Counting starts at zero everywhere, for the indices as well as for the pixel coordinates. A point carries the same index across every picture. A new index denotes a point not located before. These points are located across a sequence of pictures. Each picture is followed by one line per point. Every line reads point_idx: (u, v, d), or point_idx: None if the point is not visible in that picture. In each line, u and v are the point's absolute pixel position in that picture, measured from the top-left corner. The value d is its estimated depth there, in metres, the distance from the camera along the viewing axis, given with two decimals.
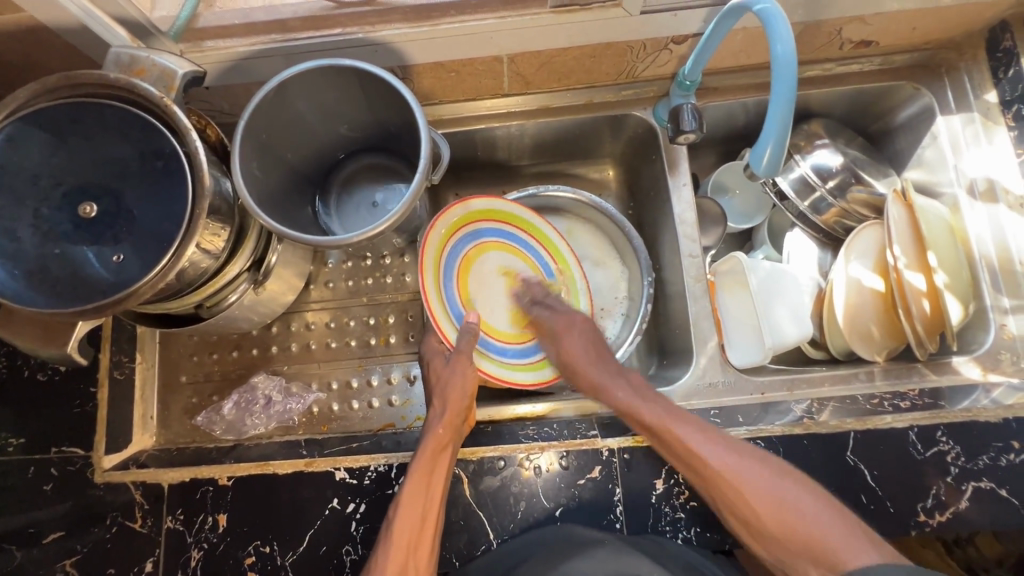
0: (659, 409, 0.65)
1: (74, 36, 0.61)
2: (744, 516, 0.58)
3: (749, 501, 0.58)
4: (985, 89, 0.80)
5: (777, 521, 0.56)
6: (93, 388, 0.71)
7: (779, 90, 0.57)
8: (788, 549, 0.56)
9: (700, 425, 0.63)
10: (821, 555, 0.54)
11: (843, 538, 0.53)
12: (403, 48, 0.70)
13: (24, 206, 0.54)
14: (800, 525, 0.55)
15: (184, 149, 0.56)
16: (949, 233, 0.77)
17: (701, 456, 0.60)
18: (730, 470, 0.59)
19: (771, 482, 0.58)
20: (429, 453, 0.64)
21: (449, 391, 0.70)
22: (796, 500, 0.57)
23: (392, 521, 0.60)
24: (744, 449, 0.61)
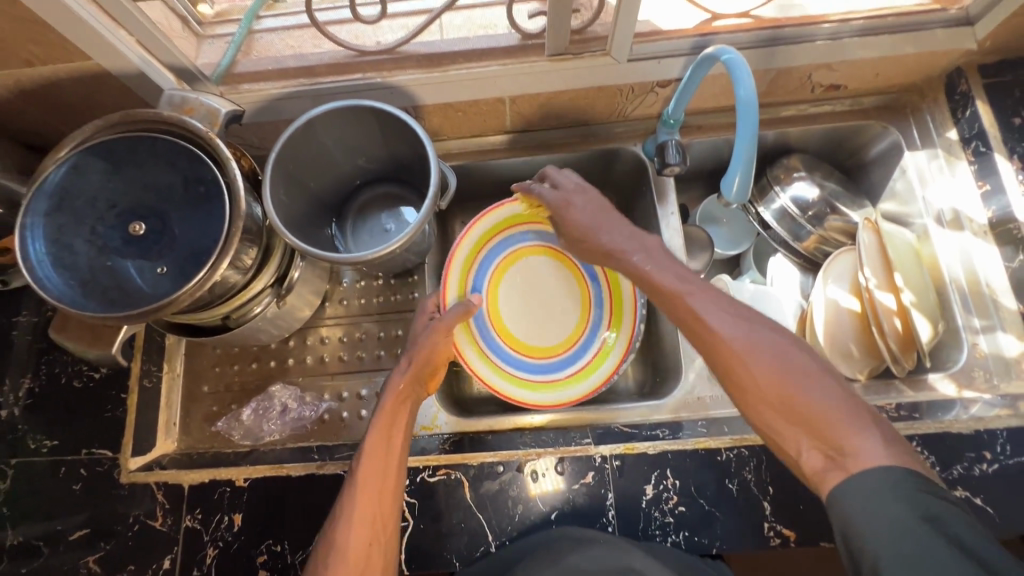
0: (672, 275, 0.65)
1: (131, 81, 0.70)
2: (740, 383, 0.56)
3: (754, 370, 0.55)
4: (947, 127, 0.87)
5: (777, 392, 0.53)
6: (123, 394, 0.78)
7: (744, 129, 0.64)
8: (781, 421, 0.53)
9: (714, 296, 0.61)
10: (819, 427, 0.50)
11: (846, 414, 0.50)
12: (416, 92, 0.79)
13: (83, 224, 0.62)
14: (803, 398, 0.52)
15: (224, 177, 0.64)
16: (914, 257, 0.83)
17: (710, 321, 0.59)
18: (741, 334, 0.57)
19: (779, 351, 0.55)
20: (391, 405, 0.68)
21: (417, 352, 0.73)
22: (804, 373, 0.53)
23: (355, 473, 0.64)
24: (760, 320, 0.58)
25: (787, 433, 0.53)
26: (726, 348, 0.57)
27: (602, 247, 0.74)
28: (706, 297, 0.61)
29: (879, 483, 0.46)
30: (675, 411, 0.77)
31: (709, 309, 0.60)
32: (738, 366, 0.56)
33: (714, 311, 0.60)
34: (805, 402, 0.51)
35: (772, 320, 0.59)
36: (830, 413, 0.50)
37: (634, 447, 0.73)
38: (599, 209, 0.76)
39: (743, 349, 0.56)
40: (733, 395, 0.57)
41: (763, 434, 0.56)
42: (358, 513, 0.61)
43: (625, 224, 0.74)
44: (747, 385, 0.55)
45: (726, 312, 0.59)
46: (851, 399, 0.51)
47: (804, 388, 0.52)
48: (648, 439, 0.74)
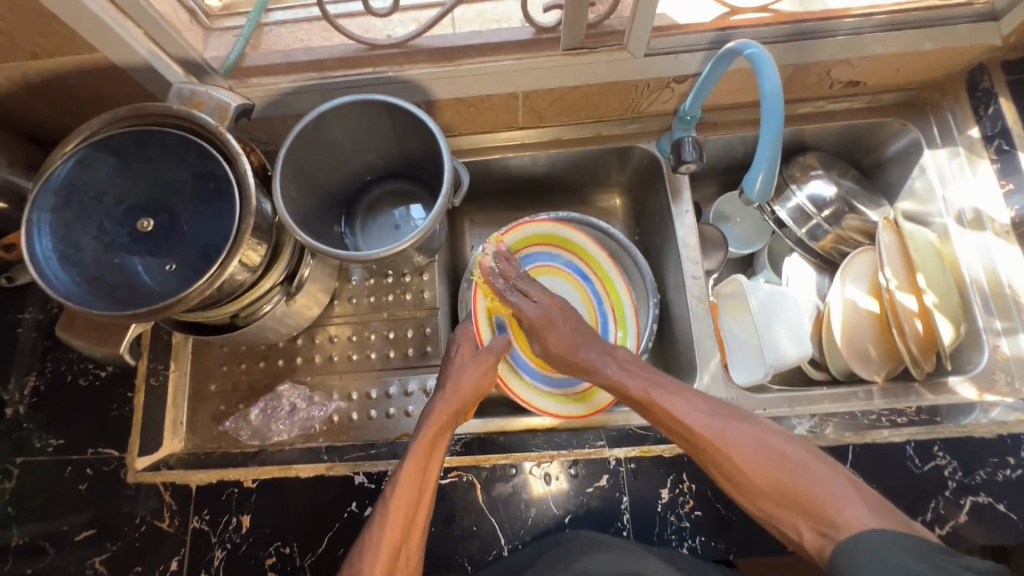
0: (644, 380, 0.70)
1: (139, 74, 0.69)
2: (735, 480, 0.62)
3: (740, 462, 0.61)
4: (968, 125, 0.85)
5: (769, 481, 0.60)
6: (130, 393, 0.77)
7: (769, 124, 0.63)
8: (779, 506, 0.60)
9: (684, 394, 0.67)
10: (812, 509, 0.57)
11: (835, 492, 0.57)
12: (428, 86, 0.77)
13: (90, 220, 0.60)
14: (793, 483, 0.59)
15: (234, 173, 0.62)
16: (936, 257, 0.81)
17: (690, 420, 0.65)
18: (721, 429, 0.63)
19: (760, 444, 0.62)
20: (429, 434, 0.67)
21: (460, 382, 0.72)
22: (793, 458, 0.60)
23: (388, 500, 0.63)
24: (731, 413, 0.65)
25: (786, 515, 0.59)
26: (714, 446, 0.63)
27: (578, 362, 0.76)
28: (675, 396, 0.67)
29: (876, 543, 0.52)
30: None
31: (683, 407, 0.66)
32: (729, 465, 0.62)
33: (691, 409, 0.65)
34: (798, 488, 0.58)
35: (742, 413, 0.66)
36: (821, 493, 0.57)
37: (649, 450, 0.71)
38: (574, 325, 0.79)
39: (725, 444, 0.62)
40: (726, 485, 0.63)
41: (762, 518, 0.62)
42: (387, 539, 0.60)
43: (599, 339, 0.78)
44: (740, 478, 0.62)
45: (700, 409, 0.65)
46: (836, 474, 0.58)
47: (795, 472, 0.59)
48: (664, 441, 0.72)
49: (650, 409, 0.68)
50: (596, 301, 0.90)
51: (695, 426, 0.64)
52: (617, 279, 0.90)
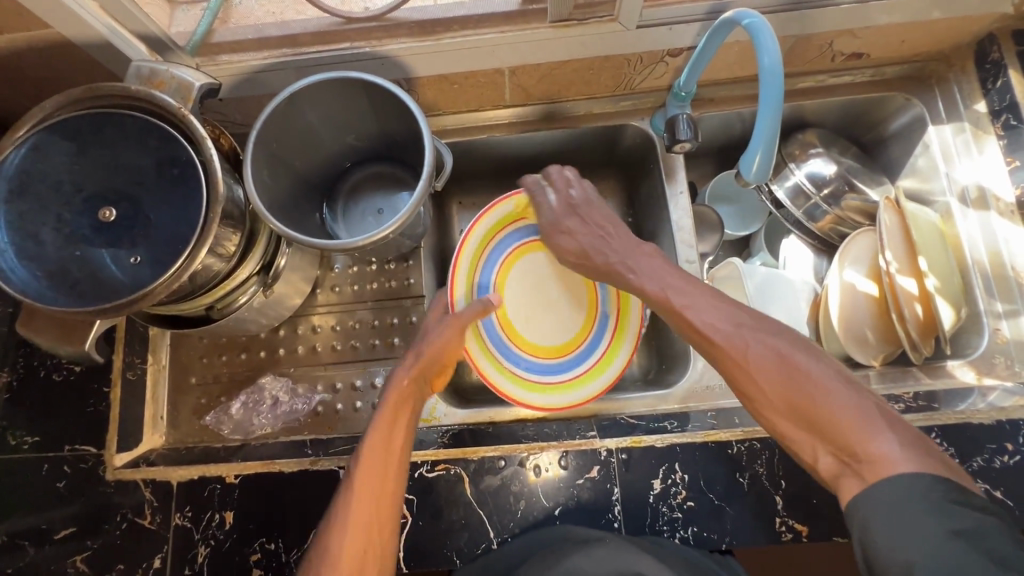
0: (669, 283, 0.67)
1: (96, 51, 0.64)
2: (749, 393, 0.57)
3: (756, 378, 0.56)
4: (975, 99, 0.81)
5: (786, 402, 0.53)
6: (106, 388, 0.74)
7: (767, 100, 0.59)
8: (796, 427, 0.53)
9: (714, 299, 0.63)
10: (831, 432, 0.50)
11: (861, 417, 0.49)
12: (408, 62, 0.73)
13: (48, 210, 0.57)
14: (812, 404, 0.52)
15: (200, 157, 0.59)
16: (939, 238, 0.78)
17: (711, 329, 0.60)
18: (743, 339, 0.58)
19: (784, 362, 0.55)
20: (392, 405, 0.66)
21: (426, 350, 0.70)
22: (814, 379, 0.53)
23: (353, 473, 0.61)
24: (761, 325, 0.59)
25: (803, 438, 0.52)
26: (728, 354, 0.58)
27: (604, 266, 0.74)
28: (702, 303, 0.63)
29: (899, 486, 0.44)
30: (683, 401, 0.75)
31: (707, 315, 0.62)
32: (745, 376, 0.57)
33: (710, 314, 0.62)
34: (817, 408, 0.51)
35: (779, 327, 0.59)
36: (843, 418, 0.49)
37: (640, 440, 0.70)
38: (597, 229, 0.76)
39: (744, 359, 0.57)
40: (747, 405, 0.58)
41: (780, 440, 0.56)
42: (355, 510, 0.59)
43: (627, 240, 0.74)
44: (755, 396, 0.56)
45: (725, 318, 0.60)
46: (866, 401, 0.50)
47: (815, 397, 0.52)
48: (655, 432, 0.71)
49: (671, 313, 0.65)
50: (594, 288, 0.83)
51: (715, 334, 0.60)
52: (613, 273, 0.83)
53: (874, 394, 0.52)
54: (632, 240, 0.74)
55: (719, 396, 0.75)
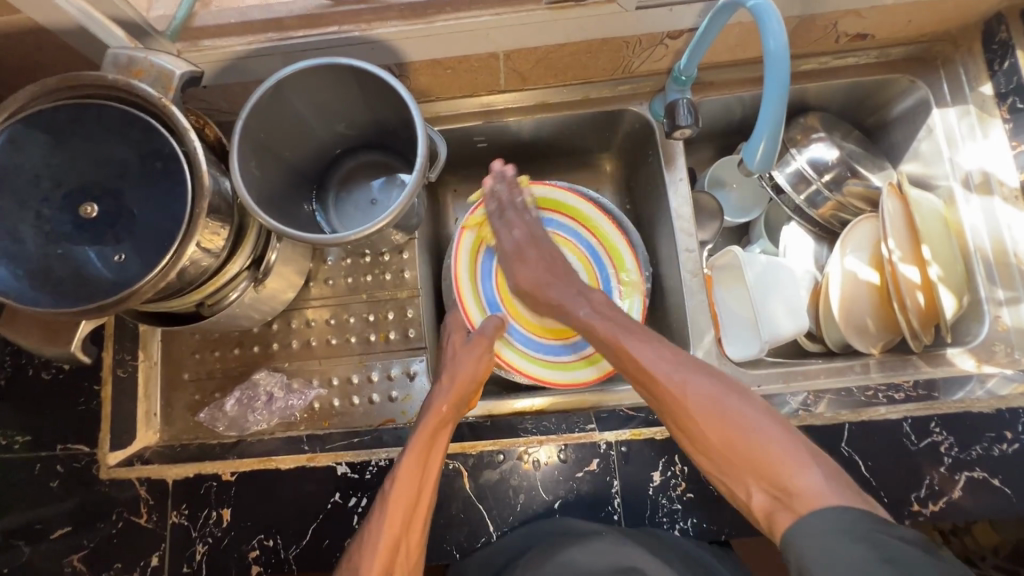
0: (613, 325, 0.69)
1: (72, 36, 0.61)
2: (688, 430, 0.60)
3: (695, 418, 0.59)
4: (981, 81, 0.80)
5: (722, 439, 0.57)
6: (97, 386, 0.73)
7: (772, 86, 0.57)
8: (732, 466, 0.57)
9: (654, 340, 0.66)
10: (765, 469, 0.54)
11: (789, 454, 0.54)
12: (399, 47, 0.70)
13: (26, 207, 0.54)
14: (746, 441, 0.56)
15: (183, 148, 0.57)
16: (943, 225, 0.77)
17: (653, 370, 0.63)
18: (685, 378, 0.61)
19: (720, 402, 0.59)
20: (431, 427, 0.65)
21: (459, 371, 0.70)
22: (748, 419, 0.57)
23: (388, 495, 0.61)
24: (697, 364, 0.63)
25: (736, 475, 0.57)
26: (670, 393, 0.61)
27: (552, 302, 0.75)
28: (644, 343, 0.65)
29: (826, 517, 0.48)
30: None
31: (647, 352, 0.65)
32: (683, 414, 0.60)
33: (649, 353, 0.65)
34: (752, 449, 0.55)
35: (708, 366, 0.63)
36: (776, 458, 0.54)
37: (640, 433, 0.69)
38: (547, 264, 0.76)
39: (683, 394, 0.60)
40: (684, 443, 0.61)
41: (713, 476, 0.60)
42: (386, 533, 0.59)
43: (571, 283, 0.75)
44: (693, 433, 0.59)
45: (663, 357, 0.63)
46: (792, 440, 0.55)
47: (750, 438, 0.56)
48: (655, 424, 0.70)
49: (616, 351, 0.67)
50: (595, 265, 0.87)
51: (658, 374, 0.62)
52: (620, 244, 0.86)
53: (797, 431, 0.58)
54: (576, 278, 0.76)
55: None
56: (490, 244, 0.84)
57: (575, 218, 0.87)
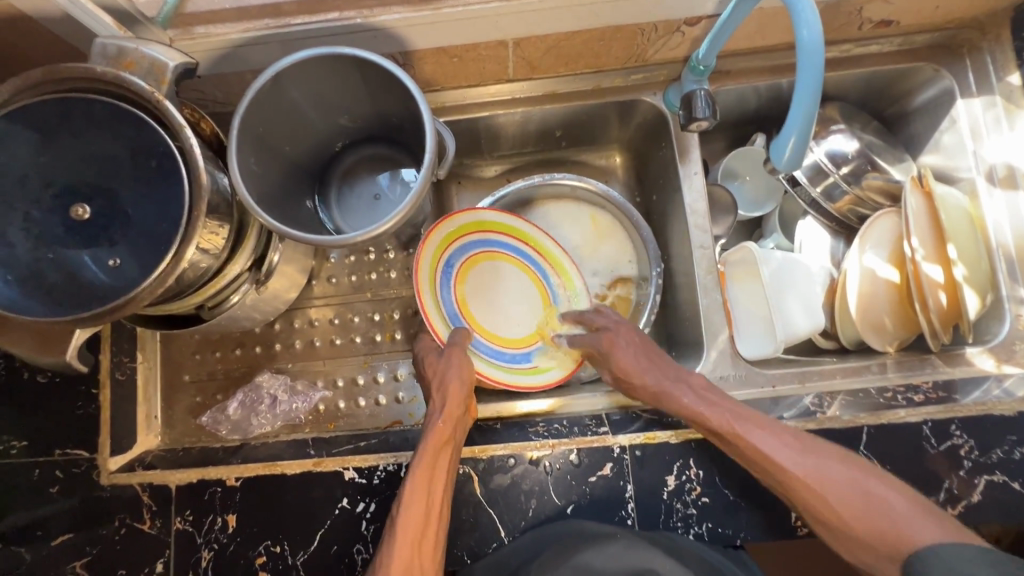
0: (727, 413, 0.63)
1: (56, 23, 0.58)
2: (825, 519, 0.58)
3: (837, 510, 0.57)
4: (1009, 71, 0.77)
5: (851, 516, 0.57)
6: (94, 390, 0.70)
7: (806, 78, 0.54)
8: (873, 552, 0.56)
9: (771, 428, 0.62)
10: (912, 556, 0.54)
11: (903, 514, 0.56)
12: (404, 34, 0.66)
13: (14, 209, 0.51)
14: (872, 516, 0.56)
15: (178, 144, 0.53)
16: (967, 222, 0.75)
17: (781, 462, 0.60)
18: (808, 456, 0.60)
19: (852, 488, 0.58)
20: (432, 446, 0.63)
21: (448, 383, 0.68)
22: (871, 491, 0.57)
23: (396, 519, 0.60)
24: (820, 454, 0.60)
25: (879, 560, 0.56)
26: (805, 486, 0.59)
27: (649, 389, 0.70)
28: (775, 440, 0.61)
29: (958, 551, 0.50)
30: None
31: (773, 445, 0.61)
32: (821, 505, 0.58)
33: (769, 442, 0.61)
34: (896, 536, 0.55)
35: (825, 447, 0.61)
36: (912, 533, 0.54)
37: (655, 436, 0.68)
38: (642, 349, 0.73)
39: (816, 482, 0.58)
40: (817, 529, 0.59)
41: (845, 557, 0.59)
42: (397, 557, 0.57)
43: (671, 365, 0.71)
44: (827, 514, 0.58)
45: (788, 447, 0.61)
46: (909, 500, 0.57)
47: (874, 509, 0.57)
48: (669, 427, 0.69)
49: (734, 443, 0.62)
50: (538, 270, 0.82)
51: (789, 467, 0.59)
52: (545, 240, 0.82)
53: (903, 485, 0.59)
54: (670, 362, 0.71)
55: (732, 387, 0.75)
56: (444, 305, 0.76)
57: (477, 223, 0.79)
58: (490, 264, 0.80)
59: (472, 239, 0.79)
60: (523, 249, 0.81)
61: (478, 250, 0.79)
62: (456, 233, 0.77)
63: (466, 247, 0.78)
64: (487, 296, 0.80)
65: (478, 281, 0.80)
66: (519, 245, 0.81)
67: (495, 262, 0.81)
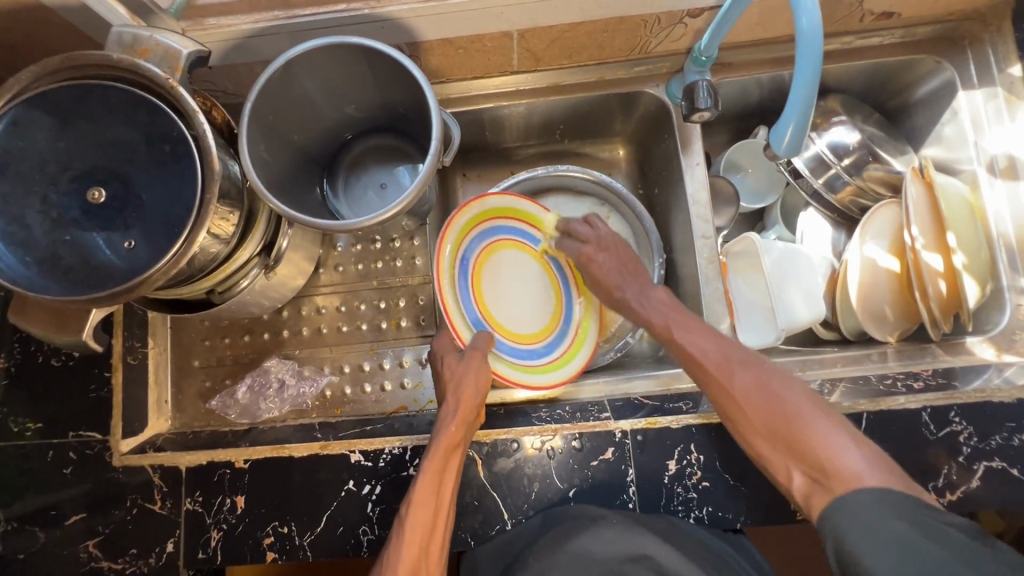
0: (663, 316, 0.71)
1: (73, 13, 0.59)
2: (736, 417, 0.60)
3: (744, 404, 0.59)
4: (1010, 62, 0.77)
5: (767, 426, 0.58)
6: (108, 373, 0.72)
7: (804, 67, 0.55)
8: (775, 450, 0.57)
9: (704, 326, 0.68)
10: (812, 459, 0.54)
11: (833, 441, 0.54)
12: (410, 24, 0.68)
13: (33, 192, 0.53)
14: (787, 427, 0.56)
15: (192, 131, 0.55)
16: (968, 211, 0.75)
17: (703, 356, 0.65)
18: (731, 367, 0.62)
19: (772, 391, 0.59)
20: (442, 450, 0.63)
21: (461, 388, 0.68)
22: (795, 408, 0.57)
23: (404, 518, 0.60)
24: (753, 355, 0.64)
25: (780, 459, 0.57)
26: (720, 380, 0.62)
27: (611, 293, 0.78)
28: (708, 341, 0.66)
29: (864, 499, 0.48)
30: None
31: (701, 344, 0.66)
32: (733, 403, 0.61)
33: (698, 339, 0.66)
34: (799, 436, 0.55)
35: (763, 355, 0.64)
36: (821, 447, 0.53)
37: (656, 422, 0.69)
38: (618, 259, 0.78)
39: (740, 387, 0.61)
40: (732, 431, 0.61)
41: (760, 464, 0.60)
42: (403, 557, 0.57)
43: (640, 279, 0.77)
44: (739, 416, 0.60)
45: (716, 347, 0.65)
46: (842, 432, 0.54)
47: (803, 426, 0.56)
48: (671, 412, 0.70)
49: (667, 341, 0.69)
50: (550, 261, 0.85)
51: (711, 363, 0.64)
52: (537, 214, 0.83)
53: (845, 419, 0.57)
54: (645, 275, 0.77)
55: None
56: (465, 308, 0.77)
57: (476, 220, 0.79)
58: (507, 259, 0.82)
59: (470, 241, 0.79)
60: (519, 232, 0.83)
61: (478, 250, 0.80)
62: (470, 227, 0.78)
63: (470, 249, 0.79)
64: (502, 290, 0.81)
65: (486, 280, 0.80)
66: (517, 230, 0.83)
67: (510, 256, 0.83)
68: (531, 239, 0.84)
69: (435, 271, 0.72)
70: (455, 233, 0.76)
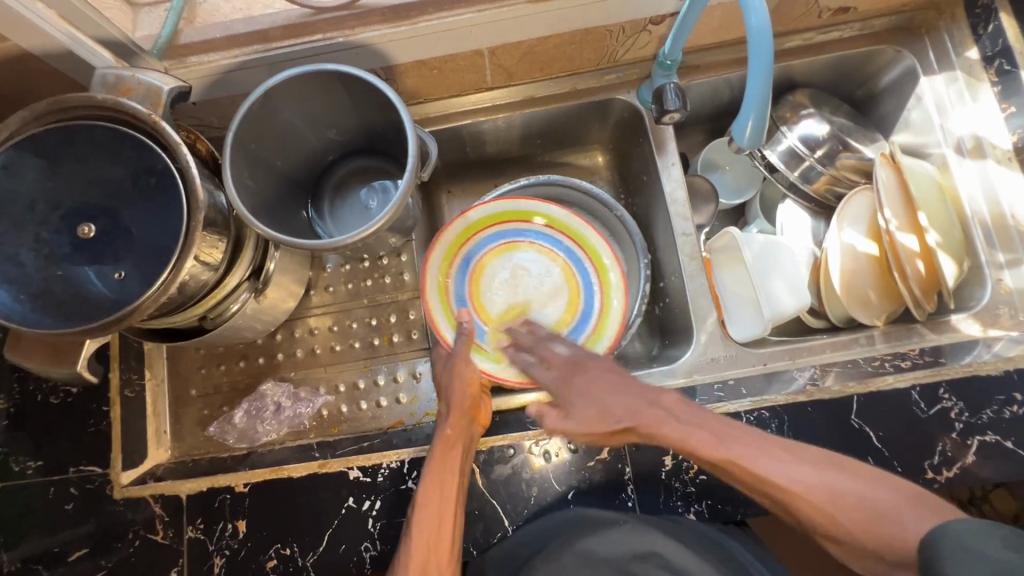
0: (711, 435, 0.61)
1: (60, 61, 0.62)
2: (826, 527, 0.55)
3: (833, 513, 0.54)
4: (966, 47, 0.80)
5: (864, 530, 0.53)
6: (105, 407, 0.73)
7: (758, 65, 0.57)
8: (877, 561, 0.53)
9: (758, 444, 0.60)
10: (911, 555, 0.51)
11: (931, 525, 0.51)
12: (384, 49, 0.70)
13: (24, 231, 0.55)
14: (890, 535, 0.52)
15: (176, 164, 0.57)
16: (937, 191, 0.77)
17: (782, 483, 0.56)
18: (819, 488, 0.55)
19: (848, 490, 0.55)
20: (439, 450, 0.66)
21: (451, 395, 0.70)
22: (870, 496, 0.54)
23: (412, 520, 0.63)
24: (779, 443, 0.60)
25: (885, 567, 0.53)
26: (803, 501, 0.56)
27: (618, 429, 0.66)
28: (757, 453, 0.59)
29: (971, 531, 0.47)
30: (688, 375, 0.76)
31: (764, 461, 0.58)
32: (819, 516, 0.55)
33: (766, 461, 0.58)
34: (892, 534, 0.52)
35: (803, 449, 0.60)
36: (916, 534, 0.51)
37: None
38: (604, 380, 0.70)
39: (816, 495, 0.55)
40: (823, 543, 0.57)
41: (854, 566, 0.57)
42: (414, 557, 0.60)
43: (631, 386, 0.68)
44: (831, 528, 0.55)
45: (782, 462, 0.58)
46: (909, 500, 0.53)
47: (882, 517, 0.53)
48: None
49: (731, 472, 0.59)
50: (576, 267, 0.81)
51: (784, 484, 0.56)
52: (556, 214, 0.82)
53: (908, 485, 0.56)
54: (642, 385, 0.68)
55: (725, 367, 0.77)
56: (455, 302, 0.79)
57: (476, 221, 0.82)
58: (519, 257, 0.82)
59: (475, 242, 0.81)
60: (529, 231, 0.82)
61: (488, 247, 0.81)
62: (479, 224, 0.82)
63: (474, 250, 0.81)
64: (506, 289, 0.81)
65: (491, 280, 0.81)
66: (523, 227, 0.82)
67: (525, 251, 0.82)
68: (557, 241, 0.82)
69: (427, 257, 0.79)
70: (451, 235, 0.80)
